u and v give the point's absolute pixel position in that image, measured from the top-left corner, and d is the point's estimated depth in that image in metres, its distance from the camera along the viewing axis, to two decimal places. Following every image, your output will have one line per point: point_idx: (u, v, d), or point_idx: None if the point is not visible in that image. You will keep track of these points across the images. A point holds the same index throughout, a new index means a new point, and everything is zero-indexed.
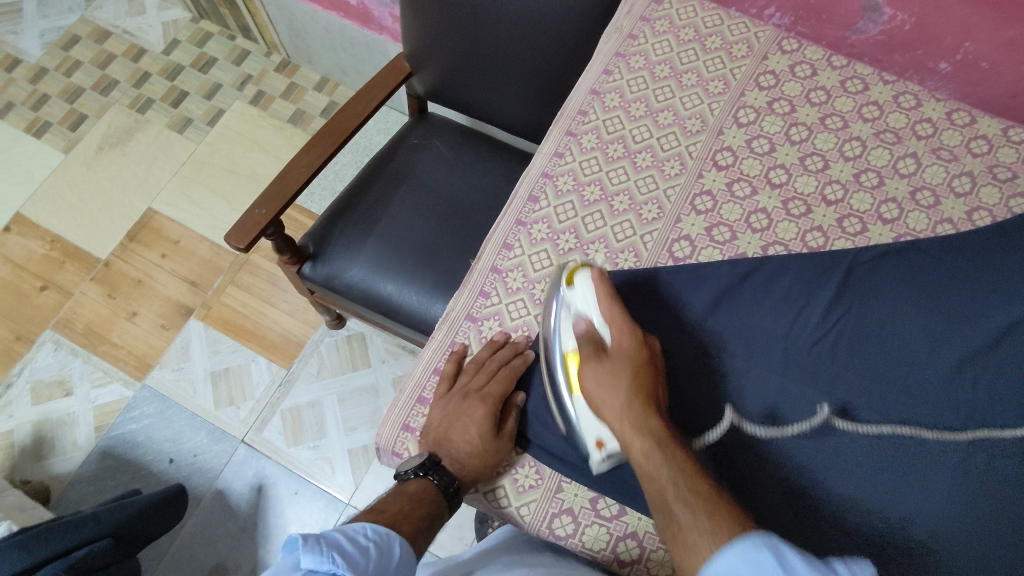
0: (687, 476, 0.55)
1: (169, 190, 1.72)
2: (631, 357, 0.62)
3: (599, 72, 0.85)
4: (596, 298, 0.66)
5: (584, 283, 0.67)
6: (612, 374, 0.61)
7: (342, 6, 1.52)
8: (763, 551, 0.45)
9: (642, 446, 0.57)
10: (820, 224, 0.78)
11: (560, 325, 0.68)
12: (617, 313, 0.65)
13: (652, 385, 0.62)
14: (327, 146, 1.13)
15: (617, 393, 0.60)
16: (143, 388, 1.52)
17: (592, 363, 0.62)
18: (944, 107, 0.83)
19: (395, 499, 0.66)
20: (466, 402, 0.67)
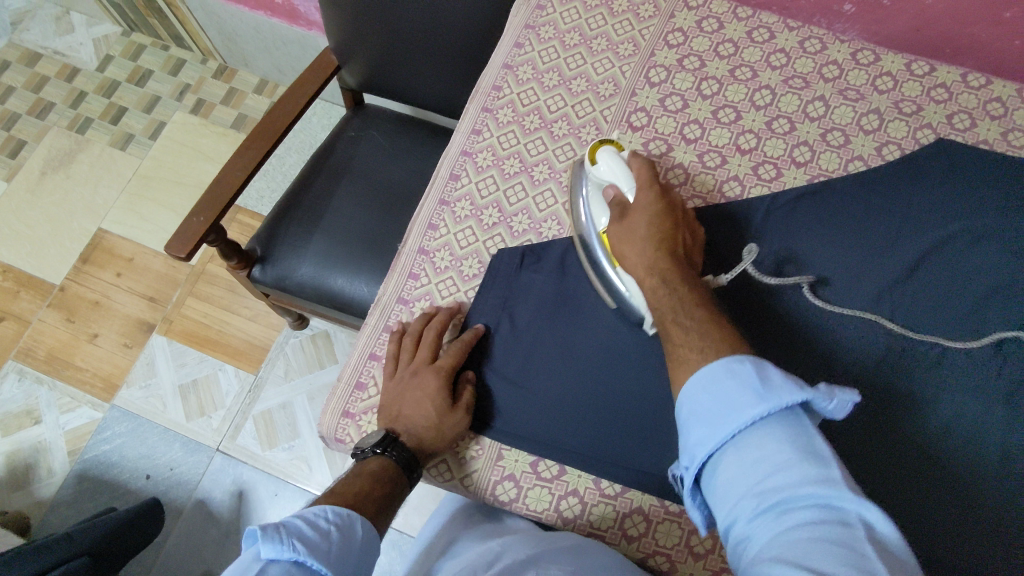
0: (687, 304, 0.61)
1: (117, 208, 1.70)
2: (654, 208, 0.67)
3: (510, 46, 0.86)
4: (624, 168, 0.70)
5: (610, 154, 0.71)
6: (634, 228, 0.67)
7: (268, 5, 1.50)
8: (744, 363, 0.52)
9: (655, 287, 0.63)
10: (736, 173, 0.79)
11: (590, 203, 0.72)
12: (645, 178, 0.69)
13: (673, 231, 0.67)
14: (263, 146, 1.13)
15: (642, 242, 0.66)
16: (112, 409, 1.52)
17: (620, 219, 0.68)
18: (849, 48, 0.85)
19: (355, 480, 0.63)
20: (417, 379, 0.67)
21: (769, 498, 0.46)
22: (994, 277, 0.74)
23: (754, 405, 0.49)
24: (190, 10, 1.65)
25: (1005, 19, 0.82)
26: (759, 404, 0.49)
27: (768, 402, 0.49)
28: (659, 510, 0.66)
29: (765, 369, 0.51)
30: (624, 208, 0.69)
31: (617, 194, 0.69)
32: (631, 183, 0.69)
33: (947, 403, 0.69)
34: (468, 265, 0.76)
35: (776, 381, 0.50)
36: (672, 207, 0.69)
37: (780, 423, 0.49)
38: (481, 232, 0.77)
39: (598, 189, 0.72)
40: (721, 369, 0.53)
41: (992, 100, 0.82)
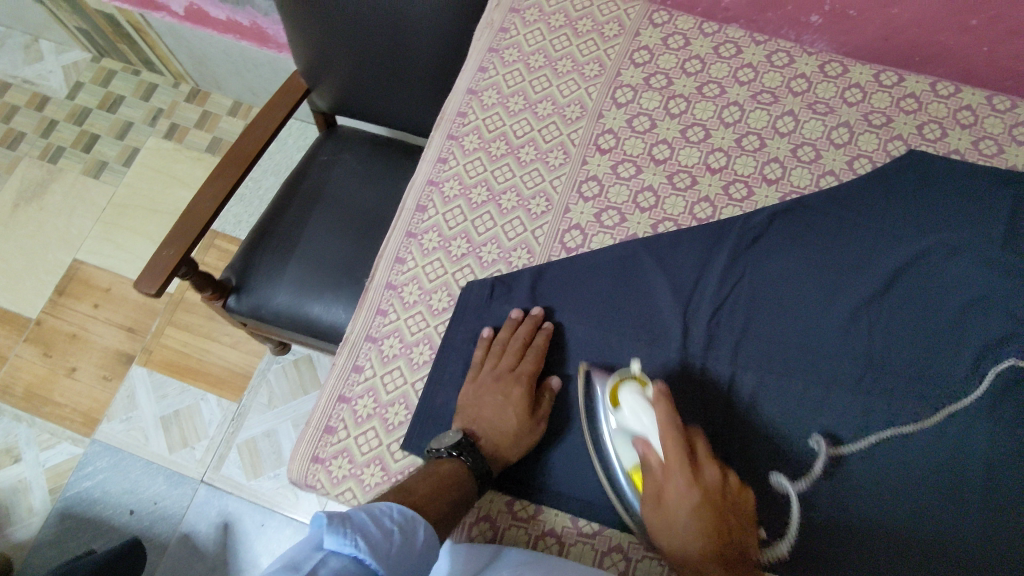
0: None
1: (92, 238, 1.68)
2: (691, 492, 0.57)
3: (474, 70, 0.84)
4: (652, 422, 0.61)
5: (635, 404, 0.62)
6: (670, 517, 0.57)
7: (236, 28, 1.48)
8: None
9: None
10: (707, 194, 0.78)
11: (616, 447, 0.64)
12: (677, 444, 0.58)
13: (717, 517, 0.56)
14: (232, 174, 1.11)
15: (681, 537, 0.56)
16: (93, 444, 1.49)
17: (654, 498, 0.59)
18: (817, 60, 0.84)
19: (424, 479, 0.60)
20: (500, 386, 0.68)
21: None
22: (971, 291, 0.74)
23: None
24: (159, 34, 1.63)
25: (973, 27, 0.81)
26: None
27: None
28: (639, 549, 0.65)
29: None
30: (655, 484, 0.60)
31: (647, 454, 0.60)
32: (659, 443, 0.60)
33: (929, 419, 0.69)
34: (437, 299, 0.74)
35: None
36: (712, 480, 0.58)
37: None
38: (449, 263, 0.76)
39: (625, 439, 0.63)
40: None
41: (962, 109, 0.81)
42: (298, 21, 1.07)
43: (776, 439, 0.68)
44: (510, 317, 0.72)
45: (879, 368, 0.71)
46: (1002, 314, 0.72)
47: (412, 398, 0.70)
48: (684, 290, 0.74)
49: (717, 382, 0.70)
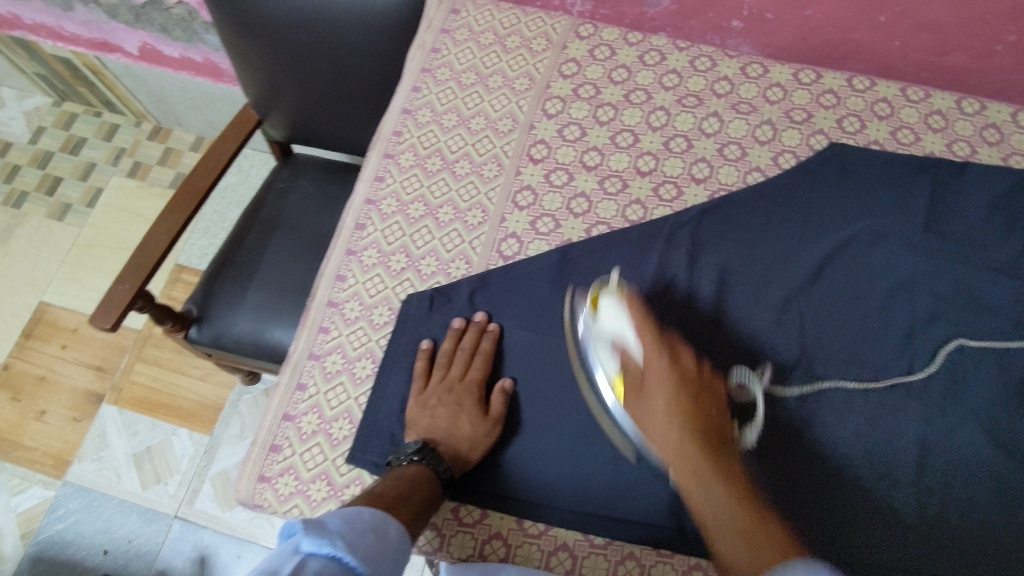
0: (725, 483, 0.55)
1: (58, 279, 1.68)
2: (670, 378, 0.63)
3: (407, 90, 0.87)
4: (629, 324, 0.66)
5: (612, 309, 0.67)
6: (653, 407, 0.62)
7: (190, 65, 1.50)
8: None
9: (684, 468, 0.57)
10: (638, 197, 0.81)
11: (596, 352, 0.67)
12: (654, 340, 0.65)
13: (694, 406, 0.61)
14: (185, 208, 1.12)
15: (665, 423, 0.61)
16: (64, 486, 1.48)
17: (642, 404, 0.63)
18: (738, 63, 0.87)
19: (395, 482, 0.60)
20: (451, 396, 0.69)
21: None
22: (899, 272, 0.76)
23: None
24: (116, 75, 1.65)
25: (882, 23, 0.85)
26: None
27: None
28: (584, 545, 0.66)
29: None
30: (638, 380, 0.64)
31: (627, 359, 0.65)
32: (637, 341, 0.65)
33: (863, 398, 0.71)
34: (378, 313, 0.76)
35: None
36: (689, 371, 0.64)
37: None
38: (389, 278, 0.77)
39: (603, 346, 0.67)
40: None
41: (878, 102, 0.85)
42: (243, 57, 1.09)
43: None
44: (451, 327, 0.74)
45: (815, 354, 0.73)
46: (928, 293, 0.75)
47: (356, 412, 0.72)
48: None
49: None
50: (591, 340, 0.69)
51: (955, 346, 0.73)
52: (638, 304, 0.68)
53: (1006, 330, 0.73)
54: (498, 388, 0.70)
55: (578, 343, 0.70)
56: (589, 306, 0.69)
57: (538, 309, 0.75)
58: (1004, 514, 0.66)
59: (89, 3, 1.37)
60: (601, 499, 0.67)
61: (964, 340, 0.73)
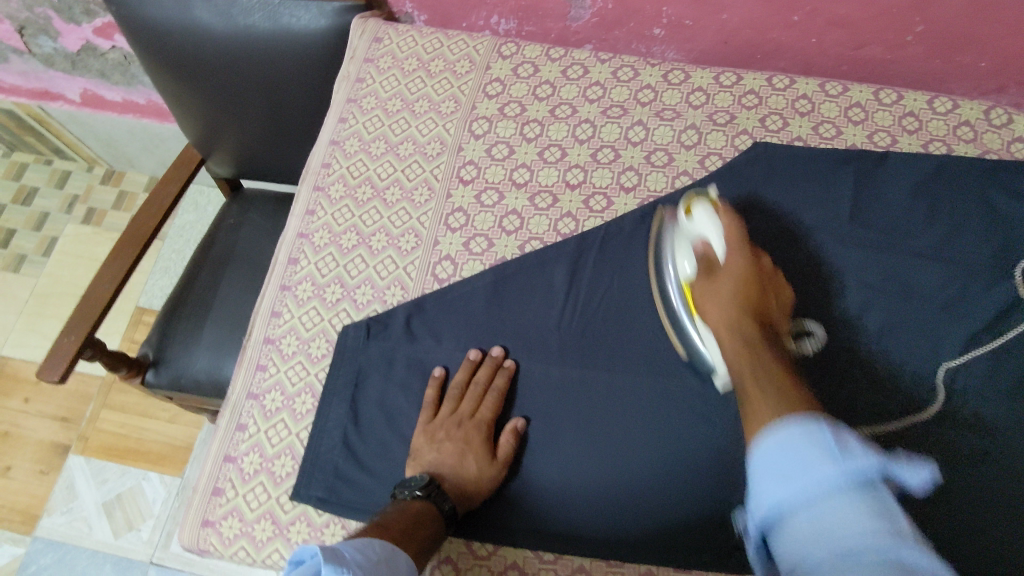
0: (760, 359, 0.57)
1: (17, 332, 1.66)
2: (746, 264, 0.66)
3: (335, 122, 0.88)
4: (721, 224, 0.69)
5: (705, 212, 0.71)
6: (721, 283, 0.66)
7: (134, 108, 1.49)
8: (820, 428, 0.45)
9: (736, 339, 0.61)
10: (569, 210, 0.81)
11: (675, 254, 0.72)
12: (740, 238, 0.68)
13: (760, 295, 0.65)
14: (130, 253, 1.11)
15: (722, 302, 0.64)
16: (35, 541, 1.45)
17: (708, 282, 0.67)
18: (660, 70, 0.88)
19: (400, 516, 0.61)
20: (459, 431, 0.69)
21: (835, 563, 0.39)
22: (828, 264, 0.77)
23: (828, 468, 0.43)
24: (62, 123, 1.64)
25: (796, 22, 0.86)
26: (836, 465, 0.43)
27: (846, 468, 0.42)
28: (532, 561, 0.67)
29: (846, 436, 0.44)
30: (712, 268, 0.68)
31: (707, 249, 0.69)
32: (723, 244, 0.68)
33: None
34: (315, 347, 0.76)
35: (859, 449, 0.44)
36: (764, 270, 0.67)
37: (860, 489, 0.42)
38: (325, 310, 0.77)
39: (687, 247, 0.71)
40: (801, 435, 0.45)
41: (799, 99, 0.86)
42: (178, 97, 1.09)
43: (660, 434, 0.69)
44: (467, 358, 0.73)
45: None
46: (858, 283, 0.76)
47: (297, 448, 0.71)
48: (554, 305, 0.76)
49: (597, 387, 0.72)
50: (674, 245, 0.73)
51: (943, 371, 0.72)
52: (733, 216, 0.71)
53: (938, 312, 0.74)
54: (510, 428, 0.70)
55: (658, 245, 0.76)
56: (685, 208, 0.73)
57: (474, 330, 0.75)
58: (939, 492, 0.67)
59: (24, 54, 1.36)
60: (548, 511, 0.68)
61: (950, 365, 0.72)
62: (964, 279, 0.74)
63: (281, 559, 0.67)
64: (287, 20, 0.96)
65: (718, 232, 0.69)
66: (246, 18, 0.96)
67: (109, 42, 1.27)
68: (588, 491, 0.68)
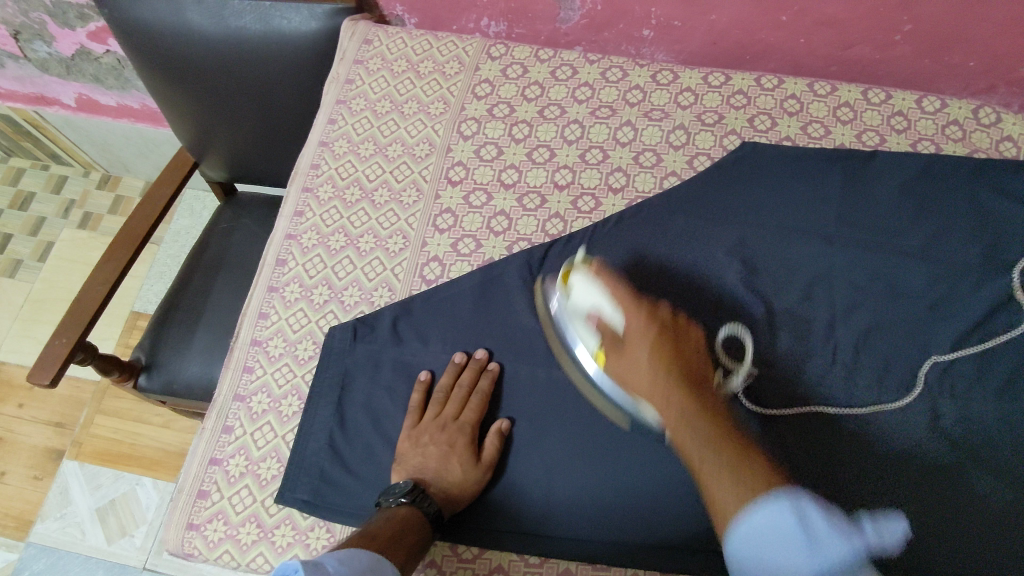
0: (704, 424, 0.61)
1: (13, 337, 1.66)
2: (649, 332, 0.68)
3: (324, 124, 0.88)
4: (604, 293, 0.70)
5: (583, 281, 0.71)
6: (634, 355, 0.67)
7: (129, 112, 1.50)
8: (787, 513, 0.52)
9: (674, 415, 0.62)
10: (557, 210, 0.81)
11: (572, 330, 0.71)
12: (629, 298, 0.70)
13: (676, 356, 0.67)
14: (121, 257, 1.11)
15: (644, 370, 0.66)
16: (28, 546, 1.45)
17: (620, 359, 0.68)
18: (648, 71, 0.88)
19: (387, 524, 0.60)
20: (443, 434, 0.68)
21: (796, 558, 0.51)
22: (816, 264, 0.76)
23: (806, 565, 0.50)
24: (58, 128, 1.65)
25: (785, 22, 0.86)
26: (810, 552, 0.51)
27: (816, 558, 0.50)
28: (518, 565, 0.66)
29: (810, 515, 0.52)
30: (617, 339, 0.69)
31: (603, 324, 0.69)
32: (618, 310, 0.69)
33: (792, 394, 0.71)
34: (303, 348, 0.75)
35: (822, 531, 0.51)
36: (665, 316, 0.69)
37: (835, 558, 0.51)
38: (312, 312, 0.77)
39: (578, 318, 0.71)
40: (769, 512, 0.52)
41: (788, 99, 0.86)
42: (170, 102, 1.09)
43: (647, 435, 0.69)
44: (452, 361, 0.73)
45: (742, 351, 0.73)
46: (846, 283, 0.75)
47: (283, 451, 0.71)
48: (542, 306, 0.76)
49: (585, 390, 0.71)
50: (563, 317, 0.72)
51: (928, 364, 0.72)
52: (610, 274, 0.72)
53: (924, 313, 0.74)
54: (494, 429, 0.69)
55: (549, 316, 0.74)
56: (560, 282, 0.72)
57: (461, 331, 0.75)
58: (927, 492, 0.67)
59: (20, 59, 1.37)
60: (533, 514, 0.67)
61: (937, 358, 0.72)
62: (951, 279, 0.74)
63: (266, 563, 0.67)
64: (278, 22, 0.96)
65: (609, 304, 0.69)
66: (236, 21, 0.96)
67: (104, 47, 1.27)
68: (574, 494, 0.67)
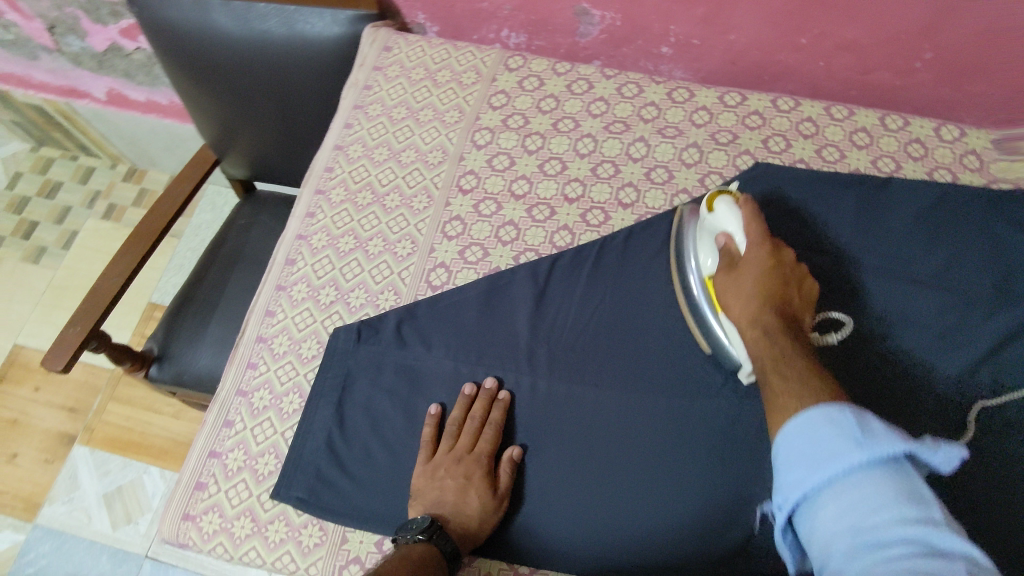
0: (785, 351, 0.57)
1: (33, 322, 1.70)
2: (766, 259, 0.65)
3: (340, 128, 0.89)
4: (740, 219, 0.68)
5: (725, 205, 0.70)
6: (743, 275, 0.65)
7: (157, 108, 1.53)
8: (844, 411, 0.47)
9: (756, 333, 0.60)
10: (565, 223, 0.81)
11: (696, 249, 0.72)
12: (761, 232, 0.67)
13: (783, 287, 0.63)
14: (139, 249, 1.13)
15: (747, 295, 0.63)
16: (35, 528, 1.47)
17: (727, 271, 0.66)
18: (664, 88, 0.89)
19: (399, 561, 0.59)
20: (459, 467, 0.68)
21: (865, 535, 0.42)
22: (825, 288, 0.75)
23: (852, 455, 0.45)
24: (88, 120, 1.69)
25: (804, 45, 0.86)
26: (859, 450, 0.45)
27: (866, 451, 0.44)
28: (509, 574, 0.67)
29: (867, 419, 0.46)
30: (734, 261, 0.67)
31: (729, 242, 0.68)
32: (744, 233, 0.67)
33: None
34: (307, 347, 0.76)
35: (880, 430, 0.45)
36: (787, 261, 0.65)
37: (886, 472, 0.44)
38: (318, 312, 0.78)
39: (708, 239, 0.71)
40: (819, 415, 0.48)
41: (803, 121, 0.85)
42: (194, 100, 1.12)
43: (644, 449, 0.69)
44: (462, 393, 0.72)
45: None
46: (855, 308, 0.74)
47: (281, 448, 0.72)
48: (545, 317, 0.76)
49: (583, 403, 0.71)
50: (697, 238, 0.73)
51: (977, 408, 0.68)
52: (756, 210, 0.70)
53: (934, 342, 0.72)
54: (506, 457, 0.69)
55: (681, 239, 0.75)
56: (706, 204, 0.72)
57: (464, 339, 0.75)
58: None
59: (54, 52, 1.41)
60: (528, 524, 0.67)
61: (984, 402, 0.69)
62: (962, 308, 0.73)
63: (257, 558, 0.67)
64: (301, 26, 0.98)
65: (739, 228, 0.68)
66: (262, 24, 0.98)
67: (135, 43, 1.30)
68: (567, 505, 0.67)
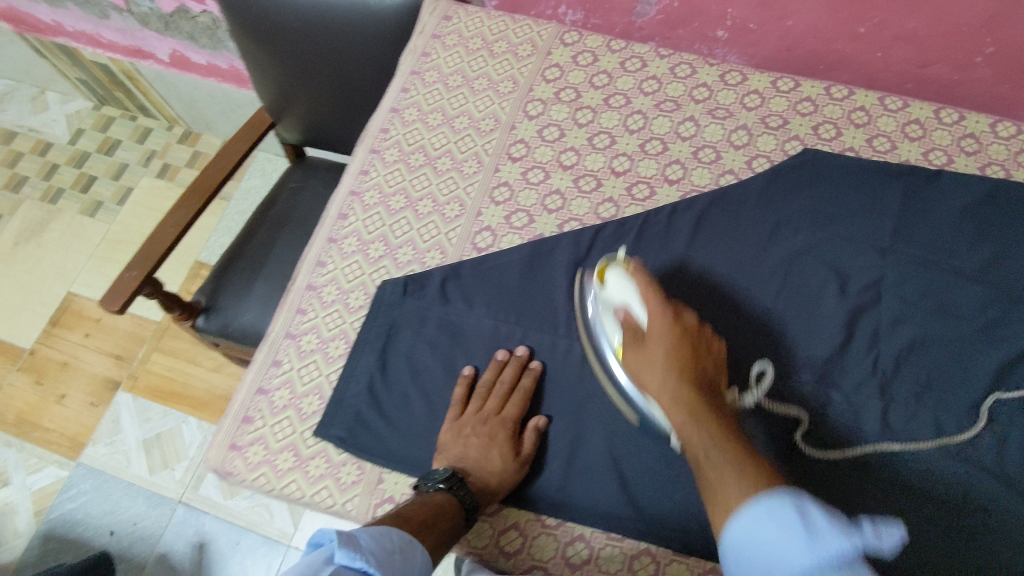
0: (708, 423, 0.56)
1: (86, 272, 1.77)
2: (668, 330, 0.65)
3: (397, 91, 0.92)
4: (635, 291, 0.68)
5: (618, 278, 0.70)
6: (652, 351, 0.64)
7: (216, 72, 1.58)
8: (786, 504, 0.46)
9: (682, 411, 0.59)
10: (610, 195, 0.83)
11: (603, 326, 0.71)
12: (657, 300, 0.67)
13: (693, 358, 0.63)
14: (195, 203, 1.17)
15: (659, 368, 0.62)
16: (78, 466, 1.54)
17: (637, 355, 0.65)
18: (717, 70, 0.89)
19: (419, 507, 0.62)
20: (484, 427, 0.70)
21: None
22: (865, 274, 0.76)
23: (803, 555, 0.43)
24: (150, 82, 1.75)
25: (862, 34, 0.86)
26: (807, 550, 0.43)
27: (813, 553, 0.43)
28: (536, 525, 0.69)
29: (811, 513, 0.45)
30: (639, 336, 0.66)
31: (630, 317, 0.68)
32: (642, 306, 0.67)
33: (832, 390, 0.71)
34: (354, 297, 0.80)
35: (826, 527, 0.44)
36: (688, 325, 0.66)
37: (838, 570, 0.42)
38: (367, 265, 0.81)
39: (608, 314, 0.71)
40: (761, 509, 0.47)
41: (856, 110, 0.85)
42: (254, 61, 1.15)
43: None
44: (494, 358, 0.74)
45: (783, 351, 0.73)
46: (895, 297, 0.75)
47: (325, 389, 0.75)
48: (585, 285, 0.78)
49: None
50: (599, 312, 0.72)
51: (991, 400, 0.70)
52: (646, 274, 0.70)
53: (974, 334, 0.72)
54: (532, 424, 0.71)
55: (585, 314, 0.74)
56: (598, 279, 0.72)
57: (505, 301, 0.77)
58: (958, 525, 0.65)
59: (124, 12, 1.47)
60: (559, 482, 0.69)
61: (999, 395, 0.70)
62: (1003, 306, 0.73)
63: (297, 490, 0.71)
64: None
65: (636, 300, 0.68)
66: None
67: (201, 7, 1.35)
68: (596, 464, 0.69)
